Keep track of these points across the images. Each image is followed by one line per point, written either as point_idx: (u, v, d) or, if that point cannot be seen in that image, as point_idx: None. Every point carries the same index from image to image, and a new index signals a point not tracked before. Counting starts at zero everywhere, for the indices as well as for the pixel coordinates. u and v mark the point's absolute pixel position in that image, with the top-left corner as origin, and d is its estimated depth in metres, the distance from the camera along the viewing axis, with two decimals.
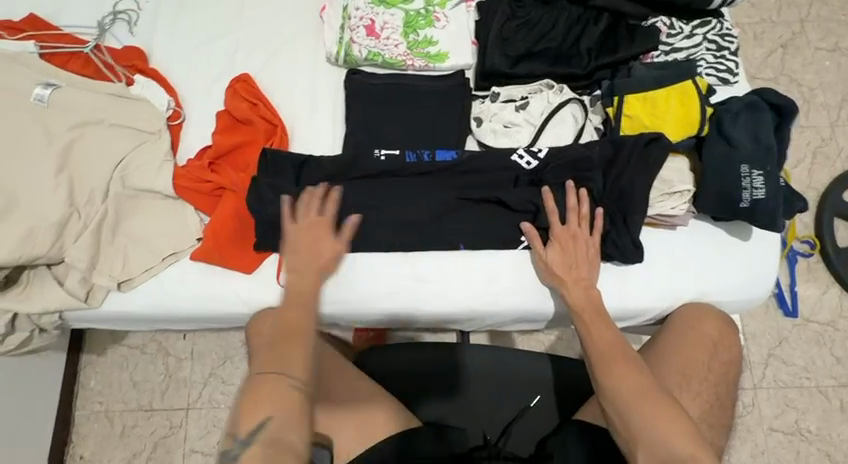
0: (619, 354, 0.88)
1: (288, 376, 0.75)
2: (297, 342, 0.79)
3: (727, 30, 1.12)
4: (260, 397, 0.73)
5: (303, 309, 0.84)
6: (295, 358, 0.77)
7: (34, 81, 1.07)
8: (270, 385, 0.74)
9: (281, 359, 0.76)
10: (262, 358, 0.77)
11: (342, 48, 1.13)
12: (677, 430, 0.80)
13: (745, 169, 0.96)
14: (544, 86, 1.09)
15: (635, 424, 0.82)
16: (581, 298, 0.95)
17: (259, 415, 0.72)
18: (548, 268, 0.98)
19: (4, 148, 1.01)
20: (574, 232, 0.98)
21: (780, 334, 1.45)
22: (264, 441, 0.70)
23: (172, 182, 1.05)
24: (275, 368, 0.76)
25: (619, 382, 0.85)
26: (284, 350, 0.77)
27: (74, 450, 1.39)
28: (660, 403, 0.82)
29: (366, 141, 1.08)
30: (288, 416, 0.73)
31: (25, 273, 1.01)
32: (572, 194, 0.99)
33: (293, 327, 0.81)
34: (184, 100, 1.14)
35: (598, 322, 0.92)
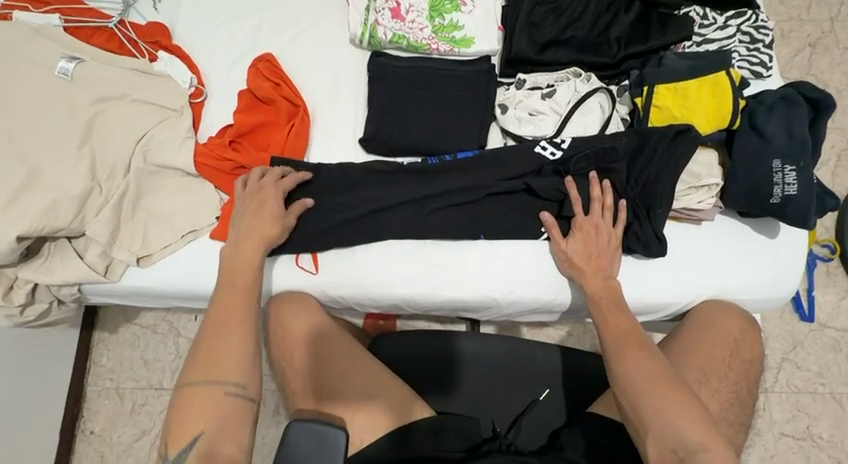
0: (633, 340, 0.87)
1: (221, 384, 0.82)
2: (224, 342, 0.85)
3: (763, 22, 1.09)
4: (192, 409, 0.80)
5: (239, 310, 0.88)
6: (225, 365, 0.83)
7: (58, 53, 1.06)
8: (204, 396, 0.81)
9: (213, 368, 0.83)
10: (188, 367, 0.84)
11: (367, 30, 1.11)
12: (686, 415, 0.79)
13: (777, 164, 0.93)
14: (572, 74, 1.07)
15: (646, 412, 0.80)
16: (599, 287, 0.94)
17: (192, 428, 0.79)
18: (568, 258, 0.97)
19: (27, 120, 1.01)
20: (596, 223, 0.97)
21: (795, 338, 1.42)
22: (197, 455, 0.77)
23: (193, 160, 1.04)
24: (204, 378, 0.82)
25: (630, 369, 0.84)
26: (210, 357, 0.84)
27: (84, 424, 1.41)
28: (673, 392, 0.81)
29: (387, 126, 1.06)
30: (220, 427, 0.80)
31: (47, 245, 1.01)
32: (596, 186, 0.98)
33: (222, 325, 0.86)
34: (206, 78, 1.13)
35: (613, 310, 0.91)
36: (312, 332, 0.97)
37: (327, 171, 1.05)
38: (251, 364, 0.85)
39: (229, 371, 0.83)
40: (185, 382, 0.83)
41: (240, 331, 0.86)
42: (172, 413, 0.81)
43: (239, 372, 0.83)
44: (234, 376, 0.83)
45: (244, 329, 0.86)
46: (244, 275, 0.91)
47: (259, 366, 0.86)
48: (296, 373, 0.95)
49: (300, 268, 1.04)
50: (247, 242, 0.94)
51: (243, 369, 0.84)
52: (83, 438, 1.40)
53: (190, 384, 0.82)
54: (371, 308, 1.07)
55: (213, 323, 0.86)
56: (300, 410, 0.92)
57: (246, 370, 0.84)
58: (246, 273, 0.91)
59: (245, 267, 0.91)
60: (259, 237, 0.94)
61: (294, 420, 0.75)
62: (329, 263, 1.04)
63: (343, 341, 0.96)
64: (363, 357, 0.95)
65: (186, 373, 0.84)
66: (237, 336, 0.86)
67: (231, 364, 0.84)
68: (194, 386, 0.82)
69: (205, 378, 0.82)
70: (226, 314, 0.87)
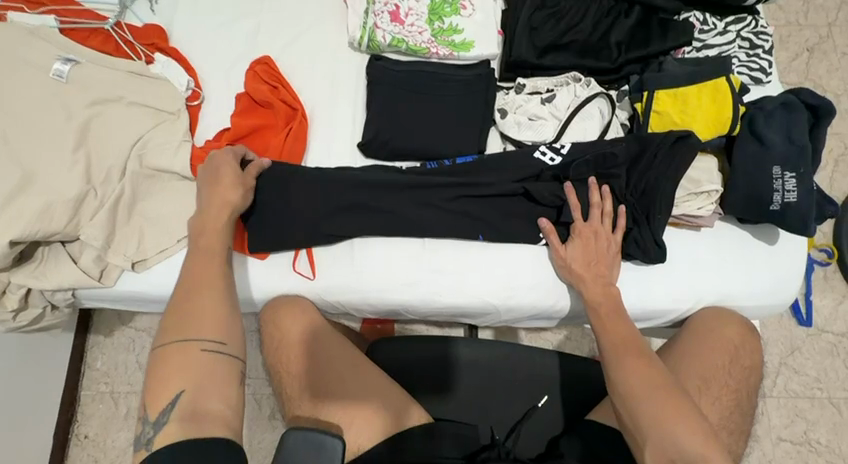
0: (634, 348, 0.86)
1: (198, 341, 0.78)
2: (200, 299, 0.82)
3: (763, 28, 1.08)
4: (169, 370, 0.75)
5: (212, 269, 0.85)
6: (201, 321, 0.80)
7: (53, 55, 1.05)
8: (180, 355, 0.77)
9: (188, 326, 0.79)
10: (163, 327, 0.80)
11: (366, 33, 1.10)
12: (687, 425, 0.78)
13: (777, 171, 0.93)
14: (571, 79, 1.07)
15: (646, 422, 0.80)
16: (599, 293, 0.93)
17: (172, 386, 0.74)
18: (566, 264, 0.97)
19: (22, 122, 1.00)
20: (596, 228, 0.97)
21: (792, 343, 1.42)
22: (179, 415, 0.71)
23: (190, 164, 1.03)
24: (180, 336, 0.78)
25: (631, 377, 0.83)
26: (188, 314, 0.80)
27: (79, 428, 1.40)
28: (673, 401, 0.80)
29: (386, 130, 1.05)
30: (202, 384, 0.75)
31: (41, 249, 1.00)
32: (596, 191, 0.97)
33: (197, 284, 0.83)
34: (203, 81, 1.12)
35: (613, 317, 0.91)
36: (309, 338, 0.96)
37: (325, 175, 1.04)
38: (229, 320, 0.81)
39: (206, 326, 0.79)
40: (162, 343, 0.78)
41: (216, 286, 0.83)
42: (150, 376, 0.75)
43: (215, 329, 0.80)
44: (211, 333, 0.79)
45: (221, 287, 0.84)
46: (215, 237, 0.89)
47: (237, 323, 0.82)
48: (292, 379, 0.94)
49: (298, 273, 1.03)
50: (209, 208, 0.91)
51: (220, 326, 0.80)
52: (76, 443, 1.39)
53: (166, 344, 0.78)
54: (369, 313, 1.06)
55: (188, 282, 0.83)
56: (297, 417, 0.91)
57: (224, 327, 0.80)
58: (216, 231, 0.89)
59: (213, 227, 0.89)
60: (223, 201, 0.91)
61: (292, 428, 0.74)
62: (327, 268, 1.03)
63: (341, 348, 0.95)
64: (360, 362, 0.94)
65: (161, 333, 0.79)
66: (214, 292, 0.83)
67: (206, 320, 0.80)
68: (171, 346, 0.78)
69: (181, 336, 0.78)
70: (201, 274, 0.84)
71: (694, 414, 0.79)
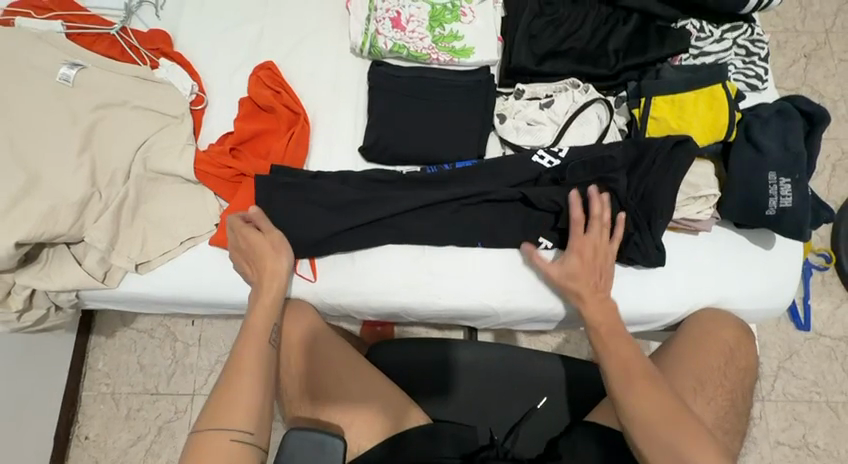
0: (635, 369, 0.86)
1: (229, 430, 0.79)
2: (236, 387, 0.82)
3: (758, 36, 1.10)
4: (201, 460, 0.77)
5: (253, 357, 0.85)
6: (235, 411, 0.81)
7: (60, 60, 1.07)
8: (211, 444, 0.78)
9: (222, 414, 0.80)
10: (204, 414, 0.81)
11: (368, 40, 1.12)
12: (695, 441, 0.80)
13: (773, 177, 0.94)
14: (570, 85, 1.08)
15: (655, 441, 0.81)
16: (596, 311, 0.93)
17: None
18: (564, 278, 0.95)
19: (28, 126, 1.02)
20: (596, 241, 0.96)
21: (790, 347, 1.43)
22: None
23: (194, 167, 1.05)
24: (214, 424, 0.80)
25: (636, 400, 0.83)
26: (226, 401, 0.81)
27: (80, 429, 1.41)
28: (679, 417, 0.82)
29: (387, 135, 1.07)
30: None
31: (46, 250, 1.01)
32: (596, 202, 0.96)
33: (236, 370, 0.84)
34: (207, 86, 1.14)
35: (611, 334, 0.90)
36: (307, 343, 0.96)
37: (327, 178, 1.05)
38: (263, 410, 0.83)
39: (240, 417, 0.80)
40: (198, 429, 0.80)
41: (256, 375, 0.84)
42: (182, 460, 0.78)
43: (249, 420, 0.81)
44: (245, 424, 0.80)
45: (259, 373, 0.84)
46: (260, 316, 0.89)
47: (269, 416, 0.83)
48: (291, 383, 0.94)
49: (299, 276, 1.04)
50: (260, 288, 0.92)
51: (251, 417, 0.81)
52: (77, 443, 1.39)
53: (201, 430, 0.80)
54: (369, 316, 1.07)
55: (229, 371, 0.84)
56: (297, 418, 0.93)
57: (255, 418, 0.81)
58: (259, 314, 0.90)
59: (258, 310, 0.90)
60: (269, 274, 0.92)
61: (293, 430, 0.75)
62: (328, 269, 1.05)
63: (340, 351, 0.97)
64: (359, 364, 0.95)
65: (200, 420, 0.81)
66: (250, 382, 0.83)
67: (240, 411, 0.81)
68: (204, 434, 0.79)
69: (214, 424, 0.79)
70: (243, 357, 0.85)
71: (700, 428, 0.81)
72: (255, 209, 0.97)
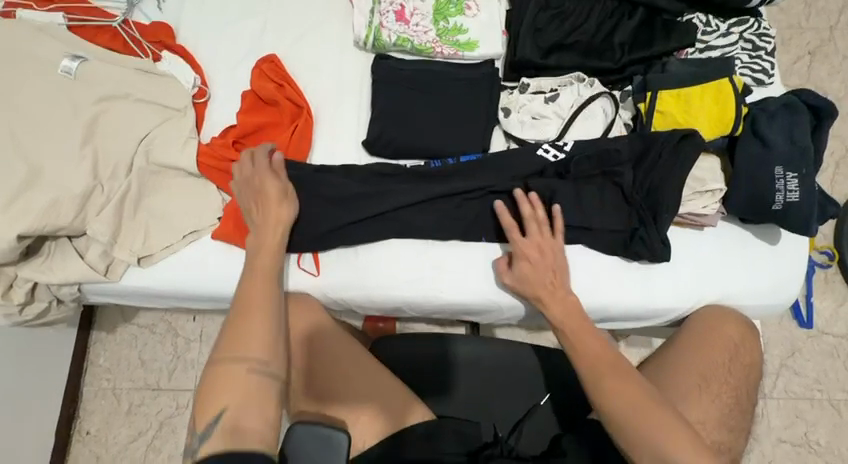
0: (608, 368, 0.86)
1: (246, 360, 0.82)
2: (250, 319, 0.85)
3: (765, 30, 1.09)
4: (220, 387, 0.80)
5: (262, 292, 0.87)
6: (249, 340, 0.84)
7: (61, 52, 1.06)
8: (229, 373, 0.81)
9: (237, 344, 0.83)
10: (218, 344, 0.84)
11: (372, 33, 1.11)
12: (671, 431, 0.80)
13: (779, 171, 0.94)
14: (575, 78, 1.07)
15: (632, 434, 0.81)
16: (560, 312, 0.92)
17: (217, 404, 0.79)
18: (520, 287, 0.95)
19: (30, 118, 1.01)
20: (538, 241, 0.96)
21: (793, 344, 1.43)
22: (224, 431, 0.77)
23: (196, 160, 1.04)
24: (229, 353, 0.82)
25: (611, 397, 0.83)
26: (238, 333, 0.84)
27: (80, 424, 1.40)
28: (655, 410, 0.82)
29: (391, 129, 1.06)
30: (246, 404, 0.80)
31: (48, 244, 1.00)
32: (524, 203, 0.97)
33: (248, 303, 0.86)
34: (209, 79, 1.13)
35: (582, 334, 0.90)
36: (311, 338, 0.96)
37: (330, 172, 1.04)
38: (277, 342, 0.85)
39: (255, 346, 0.83)
40: (215, 357, 0.83)
41: (267, 309, 0.86)
42: (198, 392, 0.82)
43: (263, 351, 0.83)
44: (260, 353, 0.83)
45: (268, 309, 0.86)
46: (268, 255, 0.91)
47: (282, 347, 0.86)
48: (297, 377, 0.94)
49: (302, 270, 1.04)
50: (265, 225, 0.94)
51: (265, 349, 0.83)
52: (78, 439, 1.39)
53: (215, 361, 0.83)
54: (372, 311, 1.07)
55: (239, 302, 0.87)
56: (302, 412, 0.92)
57: (269, 346, 0.84)
58: (268, 248, 0.92)
59: (267, 247, 0.92)
60: (276, 220, 0.94)
61: (297, 423, 0.74)
62: (332, 264, 1.04)
63: (344, 344, 0.96)
64: (363, 358, 0.94)
65: (214, 348, 0.84)
66: (262, 313, 0.86)
67: (254, 340, 0.83)
68: (221, 363, 0.82)
69: (228, 354, 0.82)
70: (253, 294, 0.87)
71: (676, 420, 0.81)
72: (279, 157, 0.99)
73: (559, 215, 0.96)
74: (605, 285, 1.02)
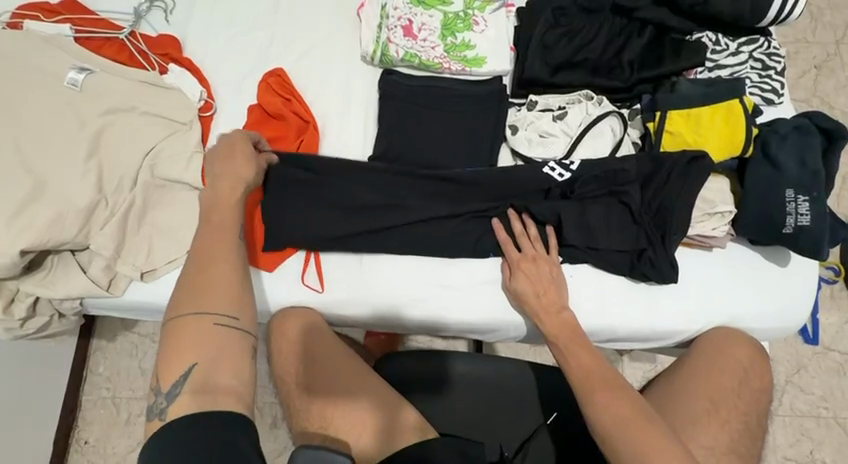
0: (598, 381, 0.84)
1: (212, 314, 0.77)
2: (216, 270, 0.80)
3: (775, 49, 1.09)
4: (185, 342, 0.75)
5: (222, 244, 0.83)
6: (215, 294, 0.79)
7: (67, 64, 1.06)
8: (194, 327, 0.76)
9: (202, 297, 0.78)
10: (177, 299, 0.79)
11: (379, 48, 1.11)
12: (659, 449, 0.77)
13: (790, 194, 0.93)
14: (583, 97, 1.07)
15: (620, 452, 0.78)
16: (555, 324, 0.92)
17: (184, 361, 0.73)
18: (519, 299, 0.96)
19: (34, 130, 1.01)
20: (533, 256, 0.97)
21: (799, 361, 1.41)
22: (192, 388, 0.71)
23: (202, 175, 1.04)
24: (193, 307, 0.77)
25: (599, 414, 0.81)
26: (202, 284, 0.79)
27: (79, 434, 1.39)
28: (642, 426, 0.79)
29: (397, 145, 1.06)
30: (217, 360, 0.74)
31: (50, 257, 1.00)
32: (517, 221, 0.99)
33: (210, 254, 0.82)
34: (216, 92, 1.12)
35: (574, 347, 0.89)
36: (309, 353, 0.95)
37: (336, 188, 1.03)
38: (243, 293, 0.80)
39: (220, 300, 0.78)
40: (175, 314, 0.78)
41: (230, 261, 0.82)
42: (162, 347, 0.75)
43: (230, 303, 0.79)
44: (226, 306, 0.78)
45: (233, 258, 0.82)
46: (228, 207, 0.88)
47: (252, 301, 0.81)
48: (297, 394, 0.92)
49: (307, 286, 1.02)
50: (221, 180, 0.90)
51: (231, 300, 0.79)
52: (77, 449, 1.38)
53: (178, 318, 0.77)
54: (375, 327, 1.06)
55: (200, 254, 0.82)
56: (304, 432, 0.90)
57: (237, 300, 0.79)
58: (227, 200, 0.89)
59: (224, 202, 0.88)
60: (233, 175, 0.91)
61: (301, 447, 0.73)
62: (337, 280, 1.03)
63: (347, 360, 0.94)
64: (368, 377, 0.92)
65: (175, 304, 0.79)
66: (226, 265, 0.81)
67: (220, 294, 0.79)
68: (185, 317, 0.77)
69: (193, 309, 0.77)
70: (212, 243, 0.83)
71: (665, 440, 0.78)
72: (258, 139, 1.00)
73: (552, 234, 0.99)
74: (612, 306, 1.00)
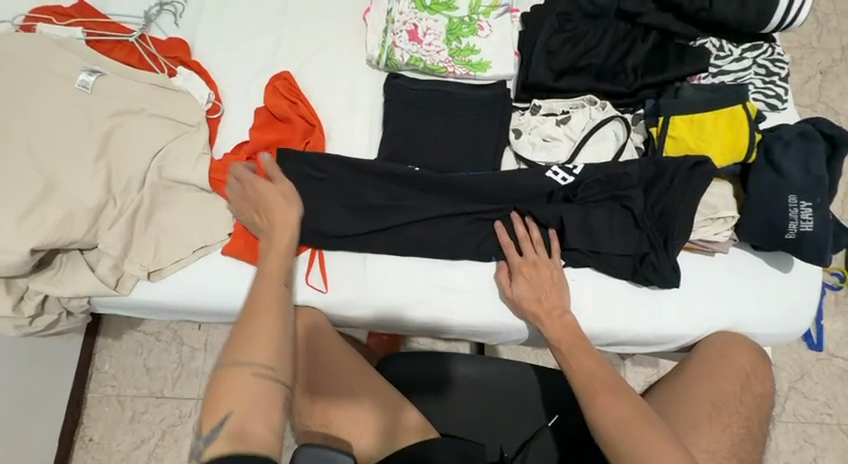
0: (602, 384, 0.84)
1: (252, 365, 0.77)
2: (260, 321, 0.81)
3: (779, 56, 1.09)
4: (226, 391, 0.75)
5: (269, 296, 0.84)
6: (257, 345, 0.78)
7: (78, 66, 1.07)
8: (235, 377, 0.76)
9: (244, 346, 0.78)
10: (225, 349, 0.80)
11: (384, 52, 1.12)
12: (659, 450, 0.77)
13: (793, 200, 0.94)
14: (587, 101, 1.08)
15: (623, 454, 0.78)
16: (556, 328, 0.93)
17: (223, 408, 0.73)
18: (518, 304, 0.97)
19: (45, 131, 1.02)
20: (534, 260, 0.98)
21: (802, 367, 1.41)
22: (229, 435, 0.71)
23: (209, 177, 1.05)
24: (236, 358, 0.78)
25: (602, 416, 0.82)
26: (247, 335, 0.79)
27: (84, 431, 1.40)
28: (645, 429, 0.79)
29: (401, 148, 1.07)
30: (253, 408, 0.74)
31: (59, 256, 1.01)
32: (520, 224, 1.00)
33: (255, 305, 0.83)
34: (223, 94, 1.14)
35: (579, 350, 0.89)
36: (313, 353, 0.95)
37: (340, 190, 1.04)
38: (283, 347, 0.80)
39: (261, 351, 0.78)
40: (220, 363, 0.78)
41: (275, 314, 0.82)
42: (207, 395, 0.76)
43: (270, 354, 0.78)
44: (266, 358, 0.78)
45: (277, 309, 0.83)
46: (277, 258, 0.89)
47: (290, 351, 0.81)
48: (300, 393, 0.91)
49: (311, 287, 1.03)
50: (274, 228, 0.92)
51: (272, 350, 0.79)
52: (82, 445, 1.39)
53: (222, 368, 0.77)
54: (378, 329, 1.07)
55: (248, 304, 0.83)
56: (306, 431, 0.90)
57: (277, 351, 0.79)
58: (276, 251, 0.90)
59: (275, 252, 0.90)
60: (283, 222, 0.92)
61: (305, 444, 0.75)
62: (340, 281, 1.04)
63: (351, 361, 0.95)
64: (370, 377, 0.93)
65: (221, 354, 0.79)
66: (270, 317, 0.82)
67: (261, 345, 0.79)
68: (228, 366, 0.77)
69: (235, 360, 0.77)
70: (263, 293, 0.84)
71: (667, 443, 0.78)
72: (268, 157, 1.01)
73: (555, 237, 0.99)
74: (614, 310, 1.01)
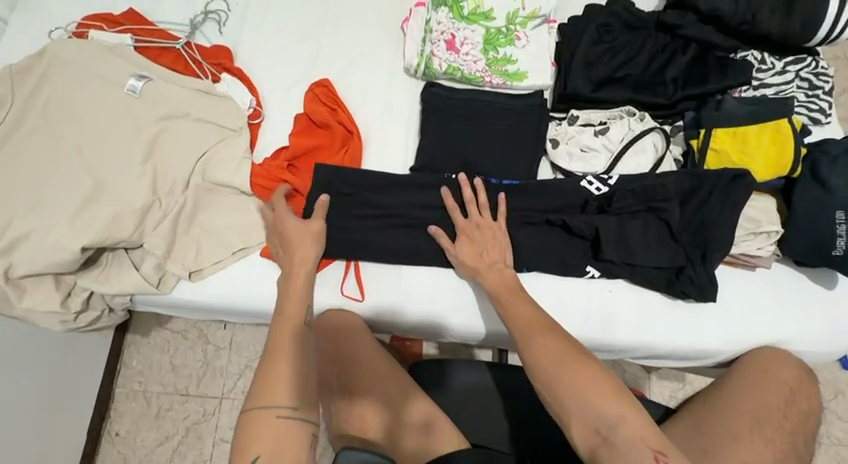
0: (541, 327, 0.81)
1: (272, 408, 0.76)
2: (277, 363, 0.81)
3: (822, 69, 1.08)
4: (253, 436, 0.74)
5: (285, 335, 0.84)
6: (277, 387, 0.78)
7: (128, 72, 1.11)
8: (260, 422, 0.76)
9: (264, 388, 0.78)
10: (250, 391, 0.79)
11: (423, 61, 1.13)
12: (594, 383, 0.72)
13: (841, 216, 0.92)
14: (625, 113, 1.08)
15: (558, 388, 0.73)
16: (495, 282, 0.93)
17: (250, 453, 0.72)
18: (460, 262, 0.98)
19: (95, 133, 1.06)
20: (478, 222, 1.00)
21: (836, 386, 1.37)
22: None
23: (250, 180, 1.07)
24: (260, 401, 0.77)
25: (534, 349, 0.78)
26: (266, 377, 0.79)
27: (111, 426, 1.43)
28: (580, 363, 0.74)
29: (435, 155, 1.08)
30: (277, 452, 0.73)
31: (106, 254, 1.05)
32: (467, 187, 1.02)
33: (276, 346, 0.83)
34: (264, 100, 1.17)
35: (517, 301, 0.88)
36: (344, 369, 0.94)
37: (375, 196, 1.06)
38: (300, 385, 0.80)
39: (280, 392, 0.78)
40: (246, 408, 0.78)
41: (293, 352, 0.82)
42: (236, 440, 0.75)
43: (289, 393, 0.78)
44: (284, 397, 0.77)
45: (296, 346, 0.83)
46: (294, 300, 0.90)
47: (309, 388, 0.80)
48: (338, 400, 0.91)
49: (346, 295, 1.04)
50: (290, 266, 0.95)
51: (291, 390, 0.78)
52: (108, 439, 1.42)
53: (248, 411, 0.77)
54: (412, 334, 1.08)
55: (268, 347, 0.83)
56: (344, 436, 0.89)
57: (295, 390, 0.79)
58: (297, 280, 0.93)
59: (295, 283, 0.93)
60: (302, 259, 0.96)
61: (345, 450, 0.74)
62: (376, 287, 1.05)
63: (387, 370, 0.93)
64: (400, 380, 0.91)
65: (248, 397, 0.79)
66: (287, 354, 0.82)
67: (279, 384, 0.78)
68: (252, 412, 0.77)
69: (259, 403, 0.77)
70: (279, 336, 0.84)
71: (600, 372, 0.73)
72: (326, 198, 1.01)
73: (503, 202, 1.01)
74: (651, 324, 1.00)
